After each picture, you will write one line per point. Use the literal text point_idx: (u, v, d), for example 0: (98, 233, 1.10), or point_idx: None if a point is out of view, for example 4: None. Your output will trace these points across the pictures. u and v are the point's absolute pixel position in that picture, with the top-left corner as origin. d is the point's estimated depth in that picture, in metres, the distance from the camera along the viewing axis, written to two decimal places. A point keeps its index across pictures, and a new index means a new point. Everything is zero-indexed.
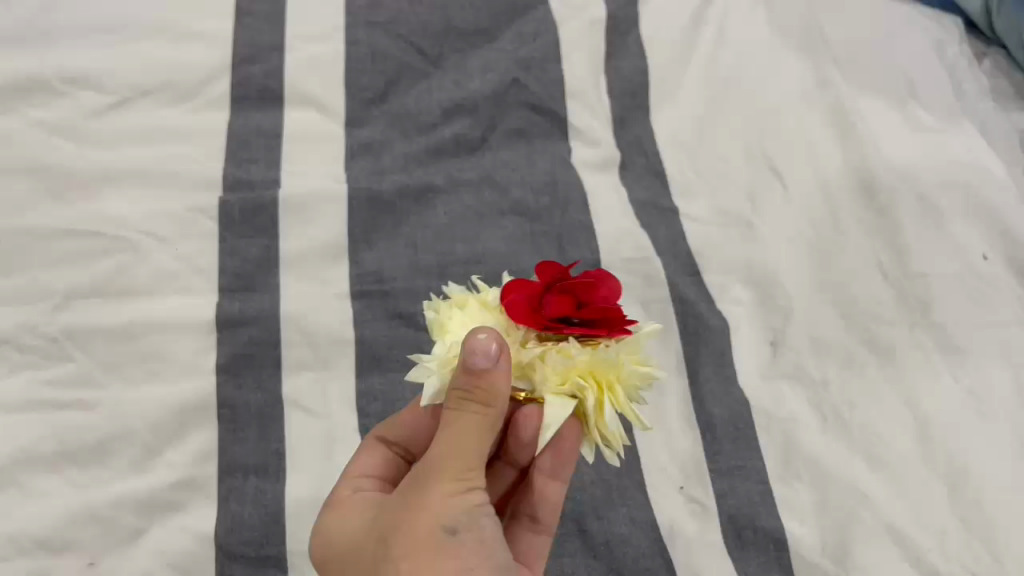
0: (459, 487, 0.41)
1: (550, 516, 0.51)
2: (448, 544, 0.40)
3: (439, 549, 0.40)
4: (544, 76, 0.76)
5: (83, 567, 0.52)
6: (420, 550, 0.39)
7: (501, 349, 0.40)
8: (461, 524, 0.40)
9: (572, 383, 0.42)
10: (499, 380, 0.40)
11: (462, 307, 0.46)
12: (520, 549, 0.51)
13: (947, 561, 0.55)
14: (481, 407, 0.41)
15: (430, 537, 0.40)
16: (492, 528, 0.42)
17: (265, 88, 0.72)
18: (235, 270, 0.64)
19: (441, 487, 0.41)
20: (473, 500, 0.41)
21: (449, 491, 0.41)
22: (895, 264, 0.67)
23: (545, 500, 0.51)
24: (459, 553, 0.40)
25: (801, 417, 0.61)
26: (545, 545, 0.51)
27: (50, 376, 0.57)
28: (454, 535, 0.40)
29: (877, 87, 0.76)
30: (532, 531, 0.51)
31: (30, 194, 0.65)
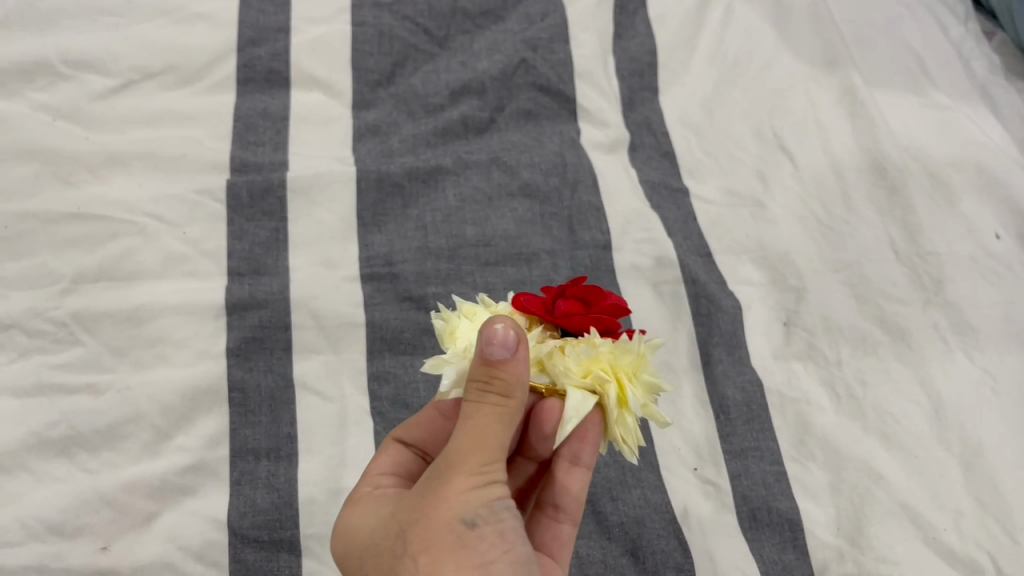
0: (478, 480, 0.40)
1: (573, 504, 0.50)
2: (468, 537, 0.39)
3: (460, 543, 0.39)
4: (552, 56, 0.75)
5: (96, 551, 0.51)
6: (440, 546, 0.39)
7: (518, 340, 0.40)
8: (481, 516, 0.40)
9: (594, 376, 0.42)
10: (517, 371, 0.40)
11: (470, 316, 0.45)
12: (544, 541, 0.50)
13: (963, 541, 0.55)
14: (499, 399, 0.41)
15: (450, 532, 0.39)
16: (513, 520, 0.41)
17: (271, 70, 0.72)
18: (244, 253, 0.63)
19: (460, 480, 0.40)
20: (493, 493, 0.41)
21: (469, 484, 0.40)
22: (908, 243, 0.67)
23: (567, 490, 0.49)
24: (480, 545, 0.39)
25: (815, 397, 0.61)
26: (571, 536, 0.50)
27: (59, 360, 0.57)
28: (474, 528, 0.39)
29: (885, 66, 0.76)
30: (556, 520, 0.50)
31: (34, 177, 0.64)
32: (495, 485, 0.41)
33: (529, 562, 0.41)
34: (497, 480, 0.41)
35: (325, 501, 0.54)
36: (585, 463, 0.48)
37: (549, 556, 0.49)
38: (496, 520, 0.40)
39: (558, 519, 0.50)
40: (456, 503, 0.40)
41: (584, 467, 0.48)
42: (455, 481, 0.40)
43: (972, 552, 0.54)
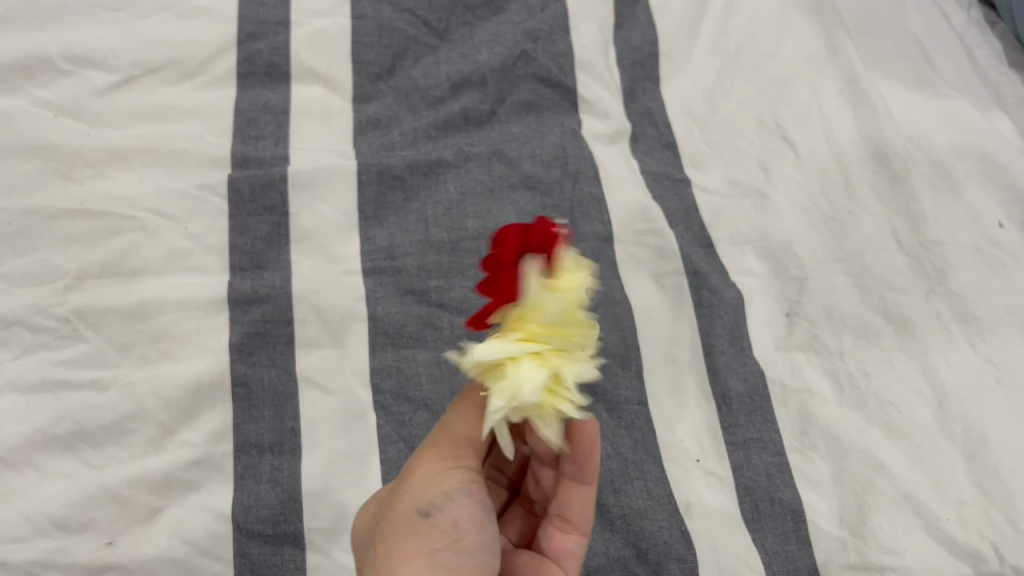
0: (441, 467, 0.43)
1: (580, 517, 0.50)
2: (422, 525, 0.41)
3: (413, 529, 0.41)
4: (552, 48, 0.75)
5: (102, 546, 0.52)
6: (396, 534, 0.41)
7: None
8: (435, 504, 0.41)
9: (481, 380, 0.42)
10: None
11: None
12: (547, 546, 0.51)
13: (966, 530, 0.55)
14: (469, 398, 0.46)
15: (407, 518, 0.41)
16: (474, 506, 0.42)
17: (271, 64, 0.71)
18: (246, 248, 0.63)
19: (423, 468, 0.43)
20: (452, 480, 0.42)
21: (431, 471, 0.43)
22: (911, 233, 0.67)
23: (574, 505, 0.50)
24: (432, 533, 0.41)
25: (818, 387, 0.61)
26: (579, 545, 0.51)
27: (63, 356, 0.57)
28: (428, 516, 0.41)
29: (889, 54, 0.75)
30: (561, 530, 0.51)
31: (36, 173, 0.64)
32: (458, 471, 0.43)
33: (488, 552, 0.42)
34: (461, 468, 0.43)
35: (329, 496, 0.55)
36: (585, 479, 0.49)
37: (554, 563, 0.51)
38: (452, 508, 0.41)
39: (563, 529, 0.51)
40: (417, 491, 0.42)
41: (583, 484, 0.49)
42: (419, 470, 0.43)
43: (975, 541, 0.54)
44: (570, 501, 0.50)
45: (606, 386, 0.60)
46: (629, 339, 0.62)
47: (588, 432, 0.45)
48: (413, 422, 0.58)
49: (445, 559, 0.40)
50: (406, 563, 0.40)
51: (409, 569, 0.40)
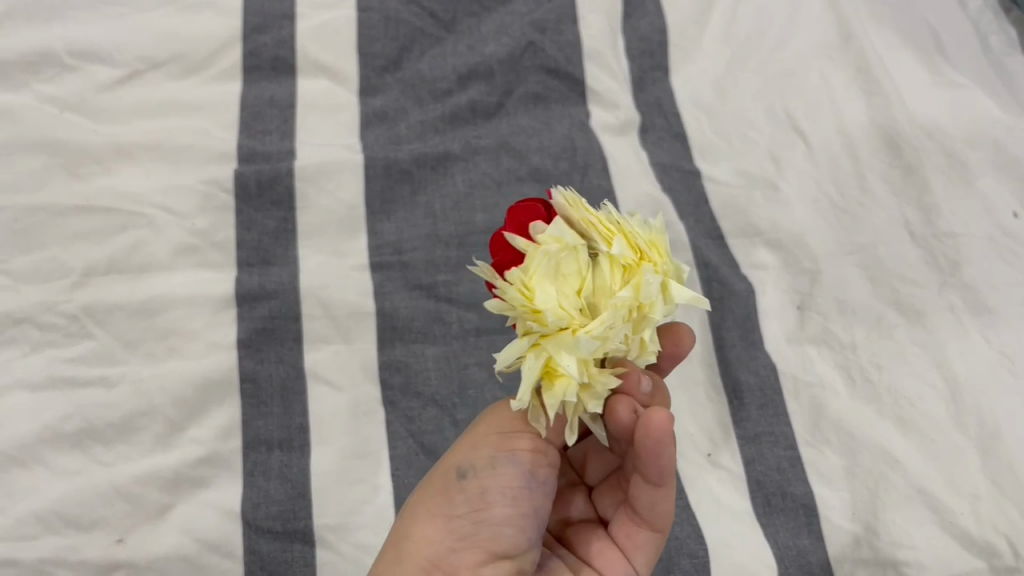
0: (501, 431, 0.45)
1: (651, 515, 0.48)
2: (451, 485, 0.44)
3: (445, 486, 0.44)
4: (560, 38, 0.74)
5: (112, 544, 0.52)
6: (433, 485, 0.45)
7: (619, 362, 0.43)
8: (472, 468, 0.44)
9: None
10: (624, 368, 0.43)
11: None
12: (618, 534, 0.50)
13: (980, 525, 0.54)
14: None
15: (447, 476, 0.44)
16: (514, 479, 0.43)
17: (277, 57, 0.71)
18: (253, 243, 0.63)
19: (487, 426, 0.45)
20: (500, 449, 0.44)
21: (487, 433, 0.45)
22: (923, 223, 0.66)
23: (651, 504, 0.48)
24: (456, 495, 0.43)
25: (830, 381, 0.60)
26: (649, 538, 0.50)
27: (71, 354, 0.57)
28: (461, 478, 0.44)
29: (901, 42, 0.74)
30: (633, 522, 0.50)
31: (42, 169, 0.64)
32: (516, 440, 0.44)
33: (521, 529, 0.43)
34: (521, 436, 0.44)
35: (340, 492, 0.55)
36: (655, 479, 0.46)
37: (618, 553, 0.50)
38: (484, 477, 0.43)
39: (636, 522, 0.49)
40: (464, 450, 0.45)
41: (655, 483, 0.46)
42: (483, 426, 0.45)
43: (989, 536, 0.54)
44: (642, 496, 0.48)
45: None
46: None
47: (657, 422, 0.42)
48: (422, 418, 0.58)
49: (459, 525, 0.43)
50: (426, 517, 0.44)
51: (426, 524, 0.44)
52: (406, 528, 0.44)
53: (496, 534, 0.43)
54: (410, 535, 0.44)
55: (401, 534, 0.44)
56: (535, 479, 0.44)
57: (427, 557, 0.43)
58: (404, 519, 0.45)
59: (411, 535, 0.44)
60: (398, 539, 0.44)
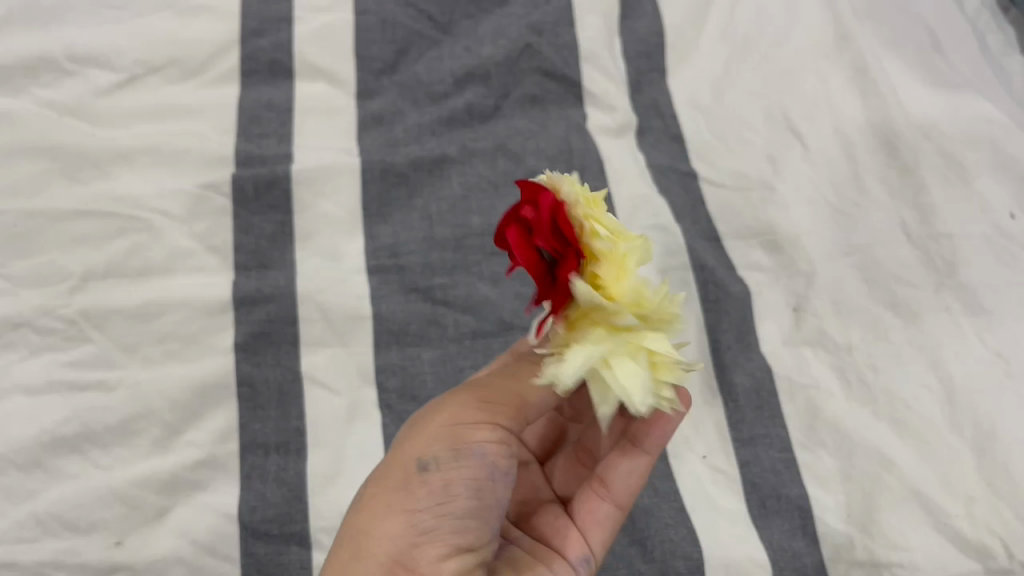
0: (463, 421, 0.45)
1: (620, 488, 0.52)
2: (413, 477, 0.43)
3: (404, 478, 0.44)
4: (557, 40, 0.74)
5: (110, 547, 0.52)
6: (389, 479, 0.44)
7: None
8: (436, 461, 0.44)
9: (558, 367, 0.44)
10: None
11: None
12: (579, 512, 0.52)
13: (974, 526, 0.54)
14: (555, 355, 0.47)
15: (406, 467, 0.44)
16: (479, 471, 0.44)
17: (274, 61, 0.71)
18: (251, 247, 0.63)
19: (447, 416, 0.45)
20: (466, 440, 0.44)
21: (450, 424, 0.45)
22: (920, 224, 0.66)
23: (622, 472, 0.52)
24: (417, 488, 0.43)
25: (825, 382, 0.60)
26: (606, 514, 0.52)
27: (70, 358, 0.57)
28: (423, 470, 0.43)
29: (899, 41, 0.74)
30: (596, 497, 0.52)
31: (41, 174, 0.64)
32: (482, 430, 0.45)
33: (479, 521, 0.44)
34: (486, 427, 0.45)
35: (336, 495, 0.55)
36: (650, 446, 0.51)
37: (577, 532, 0.52)
38: (450, 469, 0.43)
39: (599, 496, 0.52)
40: (424, 442, 0.44)
41: (644, 451, 0.51)
42: (443, 416, 0.45)
43: (984, 537, 0.54)
44: (617, 467, 0.52)
45: None
46: None
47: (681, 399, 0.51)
48: None
49: (421, 520, 0.43)
50: (384, 512, 0.43)
51: (385, 520, 0.43)
52: (362, 524, 0.43)
53: (458, 526, 0.43)
54: (368, 531, 0.43)
55: (356, 530, 0.43)
56: (498, 471, 0.45)
57: (386, 552, 0.42)
58: (359, 515, 0.44)
59: (369, 531, 0.43)
60: (354, 537, 0.43)
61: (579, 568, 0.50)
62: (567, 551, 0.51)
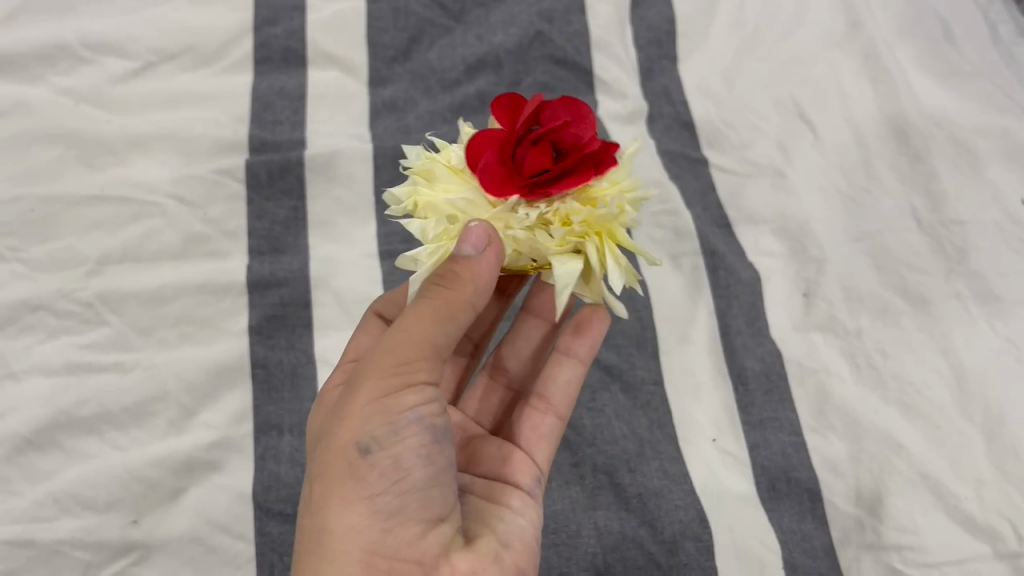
0: (386, 392, 0.42)
1: (558, 397, 0.55)
2: (359, 463, 0.41)
3: (350, 467, 0.41)
4: (567, 28, 0.75)
5: (125, 525, 0.52)
6: (333, 471, 0.41)
7: (487, 240, 0.42)
8: (377, 442, 0.41)
9: (570, 242, 0.43)
10: (475, 267, 0.42)
11: (432, 179, 0.45)
12: (522, 432, 0.55)
13: (984, 510, 0.54)
14: (446, 292, 0.43)
15: (346, 456, 0.41)
16: (422, 436, 0.43)
17: (287, 49, 0.72)
18: (264, 232, 0.64)
19: (365, 395, 0.42)
20: (397, 410, 0.42)
21: (373, 398, 0.42)
22: (931, 211, 0.66)
23: (556, 379, 0.55)
24: (369, 473, 0.41)
25: (835, 366, 0.60)
26: (553, 428, 0.55)
27: (86, 340, 0.58)
28: (366, 454, 0.41)
29: (909, 30, 0.74)
30: (538, 412, 0.55)
31: (57, 160, 0.65)
32: (408, 394, 0.42)
33: (437, 484, 0.43)
34: (411, 389, 0.43)
35: None
36: (578, 355, 0.56)
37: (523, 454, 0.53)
38: (394, 445, 0.42)
39: (540, 411, 0.55)
40: (353, 424, 0.42)
41: (574, 360, 0.56)
42: (360, 397, 0.42)
43: (993, 520, 0.54)
44: (553, 380, 0.56)
45: (623, 366, 0.62)
46: (645, 320, 0.64)
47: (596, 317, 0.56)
48: None
49: (385, 503, 0.41)
50: (342, 507, 0.41)
51: (346, 513, 0.41)
52: (323, 522, 0.41)
53: (420, 497, 0.42)
54: (332, 529, 0.41)
55: (316, 528, 0.41)
56: (435, 430, 0.44)
57: (360, 548, 0.40)
58: (316, 514, 0.41)
59: (331, 528, 0.41)
60: (317, 537, 0.41)
61: (536, 492, 0.51)
62: (517, 466, 0.52)
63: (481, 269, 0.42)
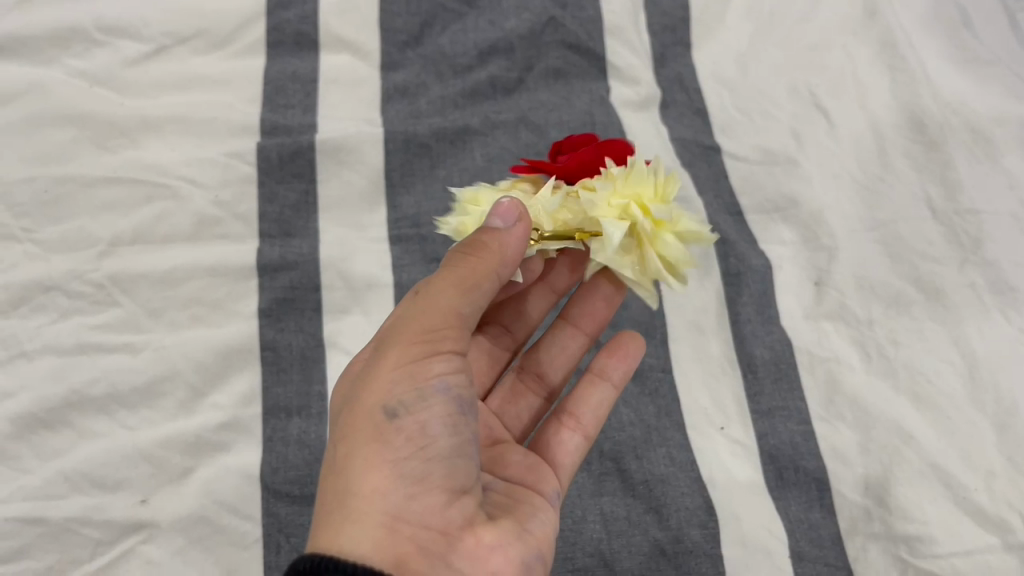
0: (413, 359, 0.43)
1: (589, 418, 0.56)
2: (385, 427, 0.41)
3: (376, 431, 0.41)
4: (581, 14, 0.74)
5: (134, 504, 0.53)
6: (358, 433, 0.42)
7: (518, 216, 0.46)
8: (403, 405, 0.42)
9: (617, 205, 0.47)
10: (503, 239, 0.45)
11: (478, 201, 0.50)
12: (550, 445, 0.55)
13: (995, 501, 0.54)
14: (474, 257, 0.45)
15: (373, 419, 0.42)
16: (448, 408, 0.43)
17: (300, 32, 0.72)
18: (275, 215, 0.64)
19: (392, 361, 0.43)
20: (424, 377, 0.42)
21: (400, 364, 0.43)
22: (946, 200, 0.65)
23: (589, 402, 0.56)
24: (394, 437, 0.41)
25: (845, 355, 0.60)
26: (579, 446, 0.55)
27: (98, 321, 0.58)
28: (393, 417, 0.41)
29: (927, 14, 0.73)
30: (567, 429, 0.55)
31: (72, 142, 0.65)
32: (436, 362, 0.43)
33: (462, 458, 0.42)
34: (438, 357, 0.43)
35: None
36: (612, 377, 0.57)
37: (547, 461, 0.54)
38: (420, 411, 0.42)
39: (569, 425, 0.56)
40: (382, 389, 0.42)
41: (609, 383, 0.57)
42: (388, 363, 0.43)
43: (1004, 512, 0.53)
44: (585, 397, 0.56)
45: None
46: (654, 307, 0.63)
47: (630, 343, 0.57)
48: None
49: (409, 468, 0.41)
50: (366, 468, 0.41)
51: (369, 475, 0.40)
52: (345, 484, 0.40)
53: (444, 467, 0.42)
54: (354, 491, 0.40)
55: (339, 490, 0.41)
56: (461, 401, 0.43)
57: (384, 511, 0.40)
58: (337, 478, 0.41)
59: (353, 491, 0.40)
60: (338, 498, 0.40)
61: (556, 503, 0.50)
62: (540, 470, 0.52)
63: (508, 242, 0.45)
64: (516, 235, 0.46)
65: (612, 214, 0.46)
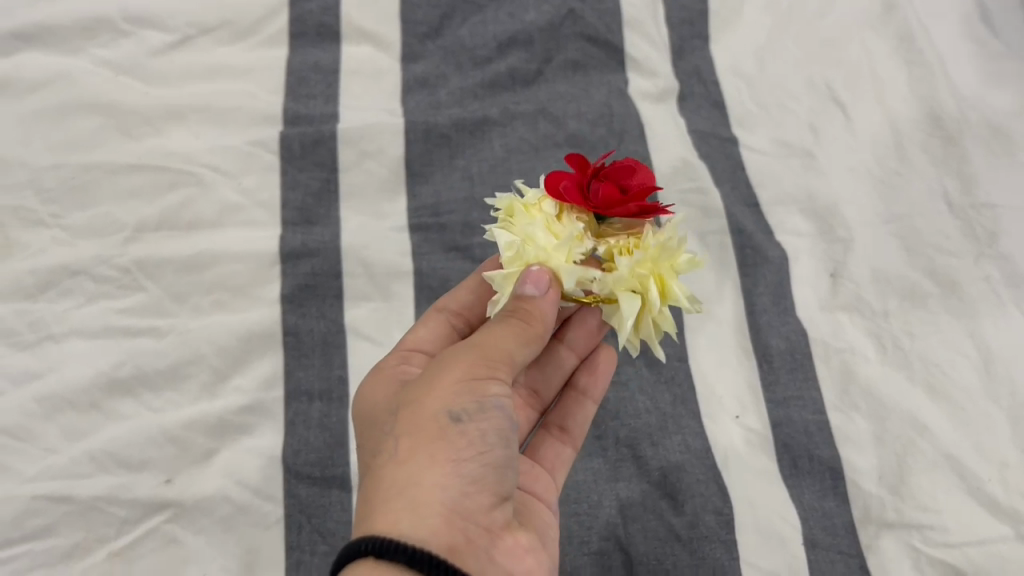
0: (477, 375, 0.44)
1: (577, 430, 0.57)
2: (449, 428, 0.42)
3: (439, 430, 0.42)
4: (600, 7, 0.75)
5: (159, 484, 0.54)
6: (420, 431, 0.42)
7: (549, 285, 0.45)
8: (467, 412, 0.42)
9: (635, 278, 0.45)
10: (540, 306, 0.45)
11: (511, 218, 0.47)
12: (544, 454, 0.55)
13: (1008, 492, 0.54)
14: (530, 315, 0.45)
15: (436, 421, 0.42)
16: (504, 423, 0.44)
17: (322, 23, 0.73)
18: (297, 203, 0.65)
19: (457, 373, 0.43)
20: (486, 392, 0.43)
21: (465, 377, 0.43)
22: (962, 193, 0.65)
23: (575, 416, 0.57)
24: (458, 439, 0.41)
25: (860, 347, 0.60)
26: (568, 458, 0.56)
27: (123, 305, 0.59)
28: (456, 422, 0.42)
29: (944, 11, 0.73)
30: (560, 442, 0.56)
31: (98, 130, 0.66)
32: (496, 384, 0.44)
33: (507, 473, 0.43)
34: (496, 380, 0.44)
35: None
36: (594, 396, 0.58)
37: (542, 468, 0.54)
38: (481, 420, 0.42)
39: (561, 438, 0.57)
40: (447, 396, 0.43)
41: (592, 400, 0.57)
42: (452, 374, 0.43)
43: (1017, 503, 0.54)
44: (574, 413, 0.57)
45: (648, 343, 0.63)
46: None
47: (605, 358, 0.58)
48: None
49: (469, 469, 0.41)
50: (429, 462, 0.41)
51: (431, 470, 0.40)
52: (406, 474, 0.40)
53: (495, 479, 0.42)
54: (416, 481, 0.40)
55: (397, 478, 0.40)
56: (513, 421, 0.44)
57: (443, 503, 0.40)
58: (396, 468, 0.41)
59: (414, 481, 0.40)
60: (397, 485, 0.40)
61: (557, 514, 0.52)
62: (533, 476, 0.53)
63: (546, 309, 0.45)
64: (547, 301, 0.45)
65: (630, 285, 0.45)
